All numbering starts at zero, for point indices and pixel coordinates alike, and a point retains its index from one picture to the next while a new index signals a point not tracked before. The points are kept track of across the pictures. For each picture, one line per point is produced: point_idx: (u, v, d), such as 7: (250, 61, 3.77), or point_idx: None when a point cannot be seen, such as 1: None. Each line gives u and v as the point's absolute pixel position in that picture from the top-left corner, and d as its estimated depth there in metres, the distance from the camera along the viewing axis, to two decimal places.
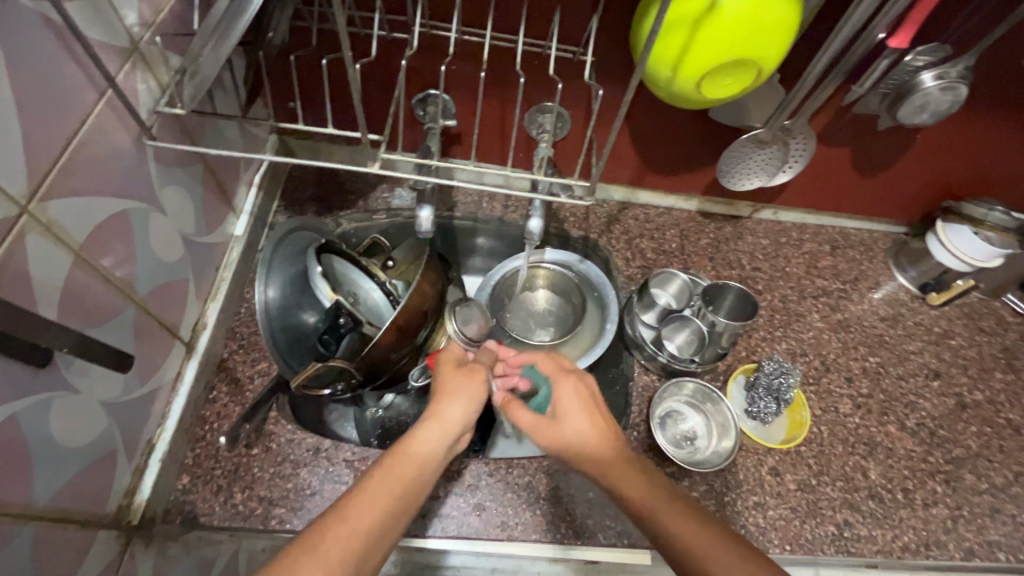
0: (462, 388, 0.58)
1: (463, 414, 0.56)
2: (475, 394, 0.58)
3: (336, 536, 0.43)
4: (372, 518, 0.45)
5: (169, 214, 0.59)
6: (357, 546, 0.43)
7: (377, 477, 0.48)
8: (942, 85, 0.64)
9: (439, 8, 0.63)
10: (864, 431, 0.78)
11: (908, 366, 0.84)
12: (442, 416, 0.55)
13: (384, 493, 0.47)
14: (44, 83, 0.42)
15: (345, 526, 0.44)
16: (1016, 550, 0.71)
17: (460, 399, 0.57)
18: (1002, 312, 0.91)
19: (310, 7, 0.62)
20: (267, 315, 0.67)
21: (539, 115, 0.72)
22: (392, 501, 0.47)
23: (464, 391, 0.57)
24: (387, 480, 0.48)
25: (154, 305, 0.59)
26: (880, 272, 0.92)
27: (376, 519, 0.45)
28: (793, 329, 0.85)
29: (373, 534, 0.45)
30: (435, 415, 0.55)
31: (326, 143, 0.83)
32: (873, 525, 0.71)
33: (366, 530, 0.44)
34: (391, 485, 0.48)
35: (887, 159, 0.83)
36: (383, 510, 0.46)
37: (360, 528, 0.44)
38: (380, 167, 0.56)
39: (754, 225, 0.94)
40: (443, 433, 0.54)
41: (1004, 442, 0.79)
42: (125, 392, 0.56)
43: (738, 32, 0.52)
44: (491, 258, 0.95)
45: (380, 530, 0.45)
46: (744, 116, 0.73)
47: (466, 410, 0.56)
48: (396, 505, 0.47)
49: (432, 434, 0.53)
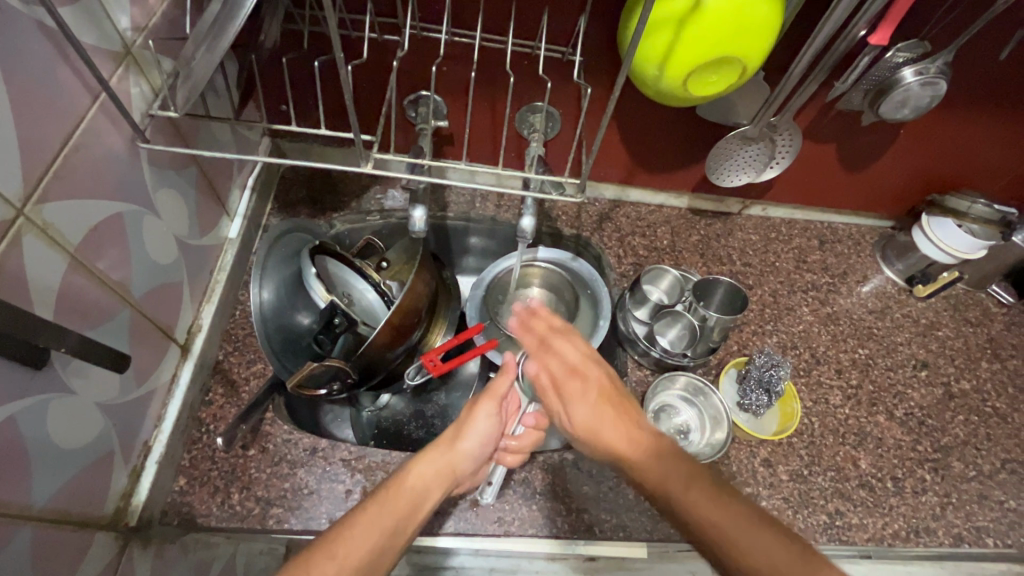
0: (470, 419, 0.63)
1: (465, 447, 0.61)
2: (481, 427, 0.63)
3: (323, 570, 0.42)
4: (362, 550, 0.45)
5: (163, 217, 0.60)
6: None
7: (373, 506, 0.50)
8: (922, 80, 0.66)
9: (428, 10, 0.64)
10: (854, 421, 0.79)
11: (896, 357, 0.86)
12: (444, 452, 0.59)
13: (379, 526, 0.48)
14: (39, 87, 0.42)
15: (332, 561, 0.43)
16: (1003, 535, 0.73)
17: (467, 434, 0.62)
18: (987, 304, 0.93)
19: (301, 10, 0.63)
20: (263, 317, 0.68)
21: (530, 114, 0.74)
22: (386, 535, 0.48)
23: (473, 425, 0.62)
24: (384, 511, 0.50)
25: (149, 307, 0.59)
26: (868, 266, 0.94)
27: (368, 552, 0.45)
28: (783, 323, 0.86)
29: (365, 568, 0.44)
30: (438, 450, 0.58)
31: (318, 145, 0.84)
32: (864, 513, 0.72)
33: (357, 563, 0.44)
34: (387, 516, 0.49)
35: (871, 154, 0.84)
36: (375, 543, 0.46)
37: (352, 560, 0.44)
38: (372, 168, 0.56)
39: (744, 221, 0.95)
40: (442, 468, 0.57)
41: (990, 430, 0.81)
42: (121, 394, 0.56)
43: (722, 30, 0.53)
44: (484, 257, 0.96)
45: (373, 561, 0.45)
46: (731, 113, 0.74)
47: (470, 442, 0.61)
48: (390, 535, 0.48)
49: (433, 468, 0.57)
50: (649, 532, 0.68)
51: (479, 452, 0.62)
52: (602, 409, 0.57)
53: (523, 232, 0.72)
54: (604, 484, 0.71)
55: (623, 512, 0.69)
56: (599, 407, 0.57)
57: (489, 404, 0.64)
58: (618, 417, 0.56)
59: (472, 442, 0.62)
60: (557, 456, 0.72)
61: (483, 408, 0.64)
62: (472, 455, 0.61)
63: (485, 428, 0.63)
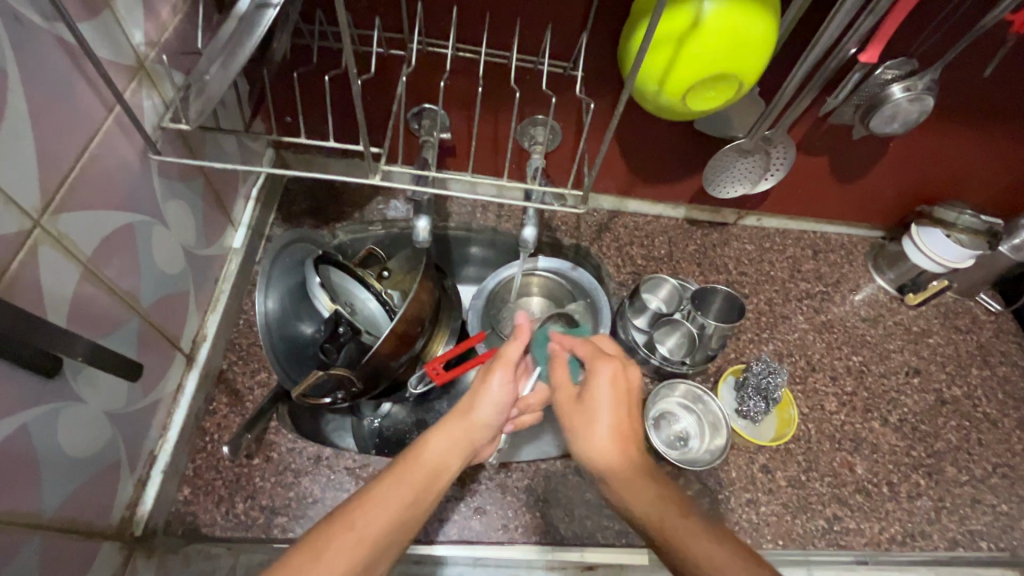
0: (483, 387, 0.58)
1: (482, 418, 0.57)
2: (495, 396, 0.57)
3: (339, 545, 0.44)
4: (379, 527, 0.46)
5: (171, 227, 0.61)
6: (359, 555, 0.44)
7: (390, 480, 0.50)
8: (910, 96, 0.68)
9: (434, 25, 0.66)
10: (849, 427, 0.81)
11: (889, 363, 0.88)
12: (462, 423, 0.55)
13: (396, 501, 0.48)
14: (58, 101, 0.43)
15: (350, 535, 0.45)
16: (996, 539, 0.74)
17: (482, 402, 0.57)
18: (976, 311, 0.95)
19: (309, 26, 0.64)
20: (267, 326, 0.69)
21: (532, 127, 0.76)
22: (403, 510, 0.48)
23: (485, 394, 0.57)
24: (401, 487, 0.50)
25: (157, 316, 0.60)
26: (860, 275, 0.96)
27: (384, 524, 0.47)
28: (779, 331, 0.88)
29: (382, 541, 0.46)
30: (451, 423, 0.56)
31: (321, 156, 0.85)
32: (861, 517, 0.73)
33: (374, 537, 0.46)
34: (403, 491, 0.49)
35: (862, 167, 0.87)
36: (391, 517, 0.47)
37: (368, 534, 0.45)
38: (379, 179, 0.57)
39: (739, 231, 0.97)
40: (458, 443, 0.55)
41: (982, 435, 0.82)
42: (129, 403, 0.56)
43: (720, 48, 0.55)
44: (484, 267, 0.96)
45: (390, 538, 0.46)
46: (727, 127, 0.77)
47: (487, 413, 0.57)
48: (410, 509, 0.49)
49: (449, 441, 0.55)
50: None
51: (497, 422, 0.58)
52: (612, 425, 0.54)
53: (525, 243, 0.74)
54: None
55: (625, 519, 0.70)
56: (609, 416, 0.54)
57: (504, 371, 0.58)
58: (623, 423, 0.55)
59: (488, 413, 0.57)
60: (559, 464, 0.73)
61: (496, 376, 0.58)
62: (489, 426, 0.57)
63: (505, 397, 0.58)
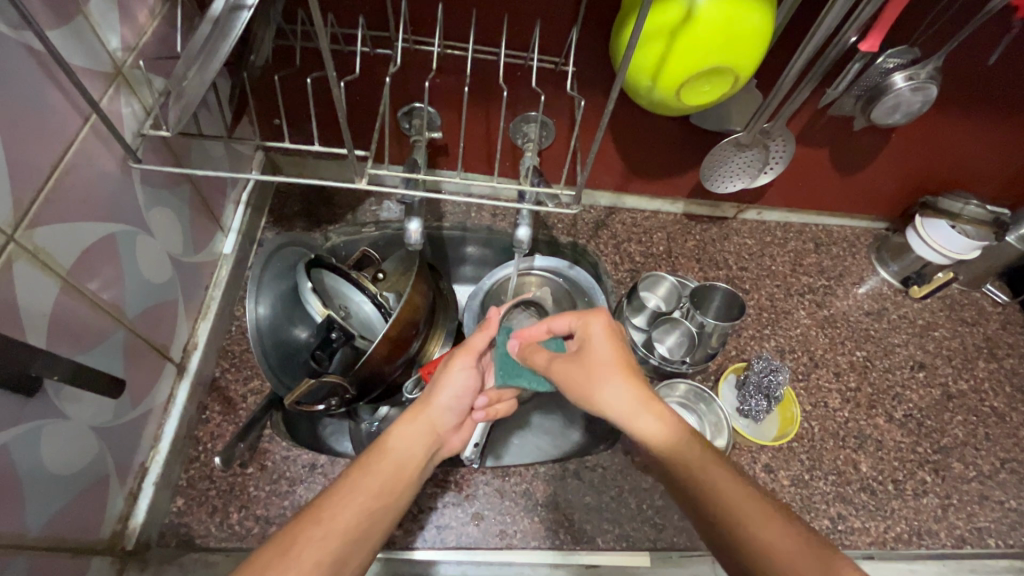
0: (445, 373, 0.60)
1: (442, 402, 0.59)
2: (456, 382, 0.60)
3: (309, 538, 0.43)
4: (349, 516, 0.46)
5: (156, 236, 0.59)
6: (331, 546, 0.43)
7: (352, 474, 0.49)
8: (913, 85, 0.66)
9: (420, 22, 0.64)
10: (854, 424, 0.79)
11: (894, 358, 0.86)
12: (423, 409, 0.57)
13: (367, 494, 0.48)
14: (30, 112, 0.42)
15: (318, 528, 0.44)
16: (1004, 536, 0.73)
17: (442, 388, 0.59)
18: (983, 303, 0.93)
19: (292, 26, 0.62)
20: (259, 332, 0.67)
21: (524, 124, 0.72)
22: (370, 500, 0.48)
23: (448, 378, 0.59)
24: (366, 478, 0.49)
25: (144, 327, 0.59)
26: (863, 267, 0.94)
27: (355, 515, 0.46)
28: (781, 327, 0.86)
29: (353, 532, 0.45)
30: (413, 413, 0.57)
31: (312, 158, 0.83)
32: (866, 516, 0.72)
33: (344, 528, 0.45)
34: (370, 480, 0.49)
35: (864, 158, 0.85)
36: (361, 509, 0.47)
37: (338, 527, 0.44)
38: (367, 183, 0.56)
39: (739, 225, 0.95)
40: (424, 429, 0.56)
41: (989, 430, 0.81)
42: (116, 417, 0.55)
43: (713, 42, 0.53)
44: (481, 266, 0.95)
45: (361, 528, 0.46)
46: (724, 120, 0.75)
47: (447, 396, 0.59)
48: (380, 500, 0.48)
49: (414, 430, 0.55)
50: (651, 540, 0.68)
51: (459, 405, 0.60)
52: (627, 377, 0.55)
53: (521, 242, 0.73)
54: (606, 494, 0.70)
55: (625, 522, 0.69)
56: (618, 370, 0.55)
57: (466, 359, 0.61)
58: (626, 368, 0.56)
59: (447, 396, 0.59)
60: (557, 467, 0.72)
61: (458, 363, 0.60)
62: (450, 409, 0.59)
63: (462, 381, 0.60)
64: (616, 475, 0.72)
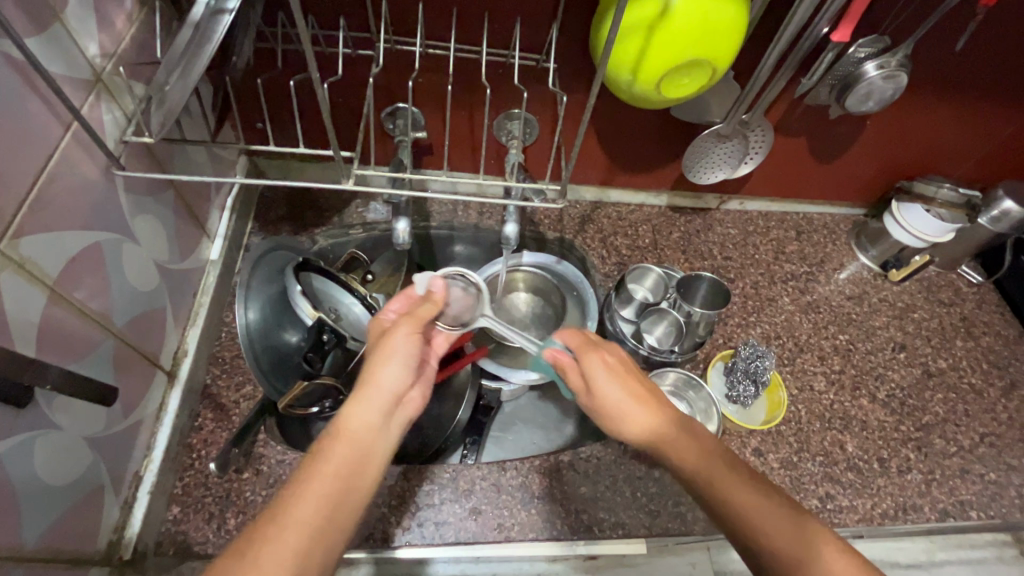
0: (387, 342, 0.52)
1: (387, 373, 0.51)
2: (398, 351, 0.52)
3: (265, 543, 0.40)
4: (304, 509, 0.42)
5: (142, 243, 0.59)
6: (292, 546, 0.40)
7: (310, 465, 0.45)
8: (884, 73, 0.68)
9: (401, 22, 0.64)
10: (838, 406, 0.81)
11: (876, 340, 0.88)
12: (367, 384, 0.50)
13: (322, 483, 0.44)
14: (9, 122, 0.41)
15: (275, 530, 0.41)
16: (985, 507, 0.76)
17: (384, 361, 0.51)
18: (958, 284, 0.96)
19: (273, 28, 0.62)
20: (249, 338, 0.67)
21: (508, 122, 0.73)
22: (329, 489, 0.44)
23: (389, 349, 0.52)
24: (321, 468, 0.45)
25: (133, 335, 0.58)
26: (843, 253, 0.97)
27: (311, 507, 0.42)
28: (766, 314, 0.88)
29: (312, 528, 0.42)
30: (362, 390, 0.50)
31: (297, 162, 0.83)
32: (853, 495, 0.74)
33: (302, 523, 0.41)
34: (325, 469, 0.45)
35: (840, 145, 0.87)
36: (318, 499, 0.43)
37: (292, 525, 0.41)
38: (354, 183, 0.55)
39: (722, 216, 0.97)
40: (376, 402, 0.49)
41: (968, 405, 0.83)
42: (108, 426, 0.55)
43: (689, 35, 0.54)
44: (469, 265, 0.96)
45: (320, 522, 0.42)
46: (704, 112, 0.76)
47: (391, 369, 0.51)
48: (337, 487, 0.44)
49: (368, 403, 0.49)
50: (647, 527, 0.69)
51: (411, 372, 0.52)
52: (639, 404, 0.52)
53: (470, 279, 0.68)
54: (601, 483, 0.71)
55: (621, 511, 0.70)
56: (628, 401, 0.52)
57: (409, 327, 0.54)
58: (645, 398, 0.52)
59: (394, 366, 0.51)
60: (553, 459, 0.72)
61: (399, 332, 0.53)
62: (405, 375, 0.51)
63: (406, 350, 0.52)
64: (610, 464, 0.73)
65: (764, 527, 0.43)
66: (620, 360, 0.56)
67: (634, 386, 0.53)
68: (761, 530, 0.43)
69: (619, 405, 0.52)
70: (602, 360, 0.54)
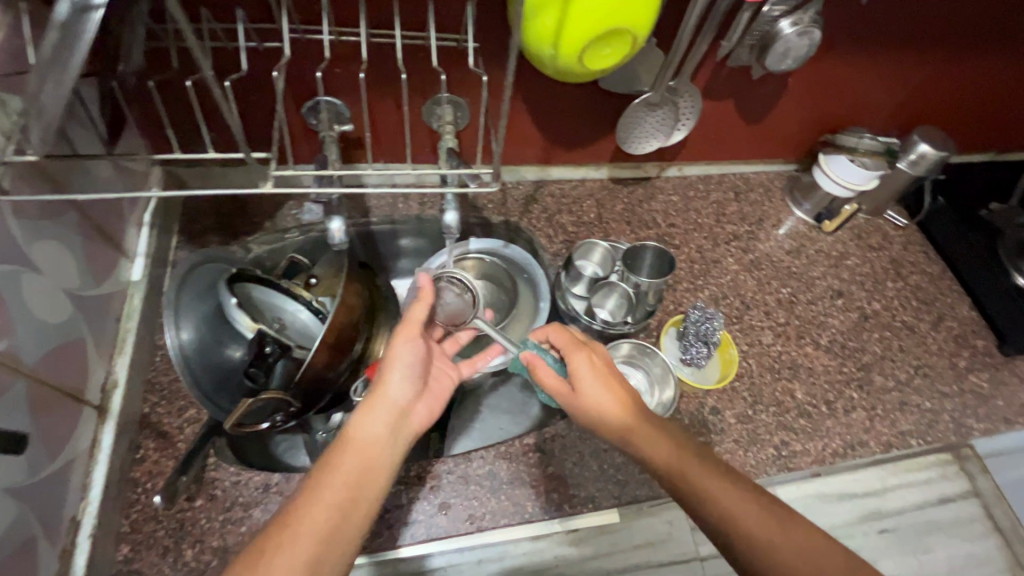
0: (390, 355, 0.59)
1: (391, 383, 0.57)
2: (400, 360, 0.59)
3: (280, 544, 0.43)
4: (317, 513, 0.46)
5: (46, 273, 0.54)
6: (304, 546, 0.44)
7: (324, 473, 0.49)
8: (798, 30, 0.69)
9: (307, 9, 0.60)
10: (786, 356, 0.85)
11: (816, 290, 0.92)
12: (373, 393, 0.56)
13: (334, 488, 0.48)
14: None
15: (288, 533, 0.44)
16: (923, 434, 0.81)
17: (387, 371, 0.58)
18: (886, 228, 1.01)
19: (164, 25, 0.58)
20: (184, 358, 0.64)
21: (436, 107, 0.71)
22: (342, 496, 0.48)
23: (390, 360, 0.58)
24: (334, 475, 0.49)
25: (48, 372, 0.54)
26: (780, 209, 1.00)
27: (324, 510, 0.46)
28: (712, 276, 0.90)
29: (324, 530, 0.45)
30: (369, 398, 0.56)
31: (218, 167, 0.78)
32: (806, 439, 0.78)
33: (315, 527, 0.45)
34: (338, 475, 0.49)
35: (767, 104, 0.89)
36: (331, 504, 0.47)
37: (306, 528, 0.45)
38: (272, 186, 0.52)
39: (663, 184, 0.98)
40: (384, 413, 0.55)
41: (902, 341, 0.89)
42: (31, 472, 0.51)
43: (605, 5, 0.53)
44: (417, 258, 0.94)
45: (331, 526, 0.46)
46: (633, 81, 0.76)
47: (394, 377, 0.58)
48: (348, 491, 0.48)
49: (374, 413, 0.54)
50: (616, 497, 0.71)
51: (411, 380, 0.59)
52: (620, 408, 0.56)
53: (465, 283, 0.75)
54: (568, 461, 0.72)
55: (590, 485, 0.71)
56: (607, 402, 0.56)
57: (406, 337, 0.60)
58: (624, 399, 0.57)
59: (397, 375, 0.58)
60: (517, 444, 0.72)
61: (399, 343, 0.59)
62: (406, 384, 0.58)
63: (406, 359, 0.59)
64: (575, 441, 0.73)
65: (731, 506, 0.47)
66: (605, 362, 0.60)
67: (616, 388, 0.58)
68: (731, 514, 0.47)
69: (598, 403, 0.57)
70: (587, 360, 0.59)
